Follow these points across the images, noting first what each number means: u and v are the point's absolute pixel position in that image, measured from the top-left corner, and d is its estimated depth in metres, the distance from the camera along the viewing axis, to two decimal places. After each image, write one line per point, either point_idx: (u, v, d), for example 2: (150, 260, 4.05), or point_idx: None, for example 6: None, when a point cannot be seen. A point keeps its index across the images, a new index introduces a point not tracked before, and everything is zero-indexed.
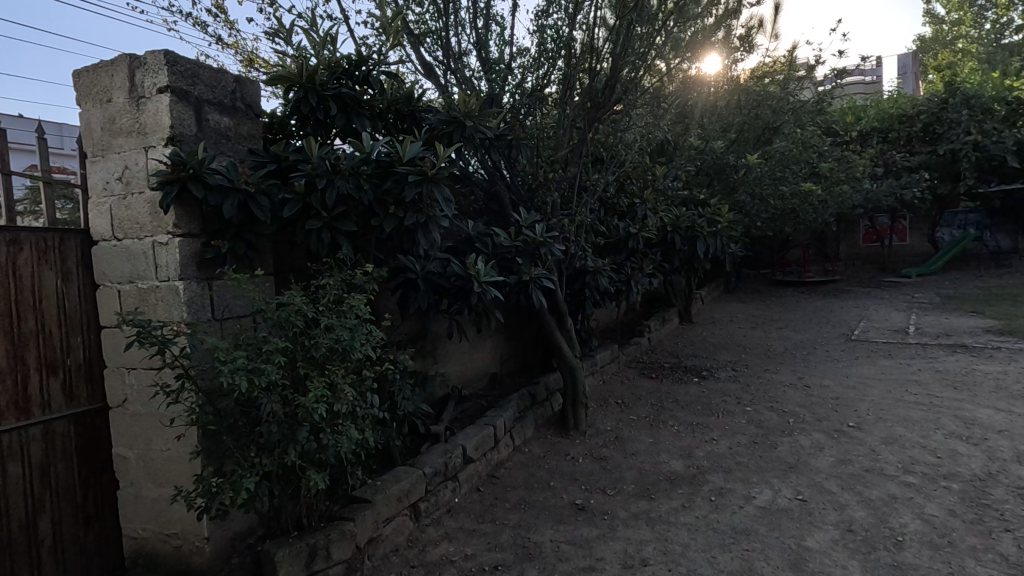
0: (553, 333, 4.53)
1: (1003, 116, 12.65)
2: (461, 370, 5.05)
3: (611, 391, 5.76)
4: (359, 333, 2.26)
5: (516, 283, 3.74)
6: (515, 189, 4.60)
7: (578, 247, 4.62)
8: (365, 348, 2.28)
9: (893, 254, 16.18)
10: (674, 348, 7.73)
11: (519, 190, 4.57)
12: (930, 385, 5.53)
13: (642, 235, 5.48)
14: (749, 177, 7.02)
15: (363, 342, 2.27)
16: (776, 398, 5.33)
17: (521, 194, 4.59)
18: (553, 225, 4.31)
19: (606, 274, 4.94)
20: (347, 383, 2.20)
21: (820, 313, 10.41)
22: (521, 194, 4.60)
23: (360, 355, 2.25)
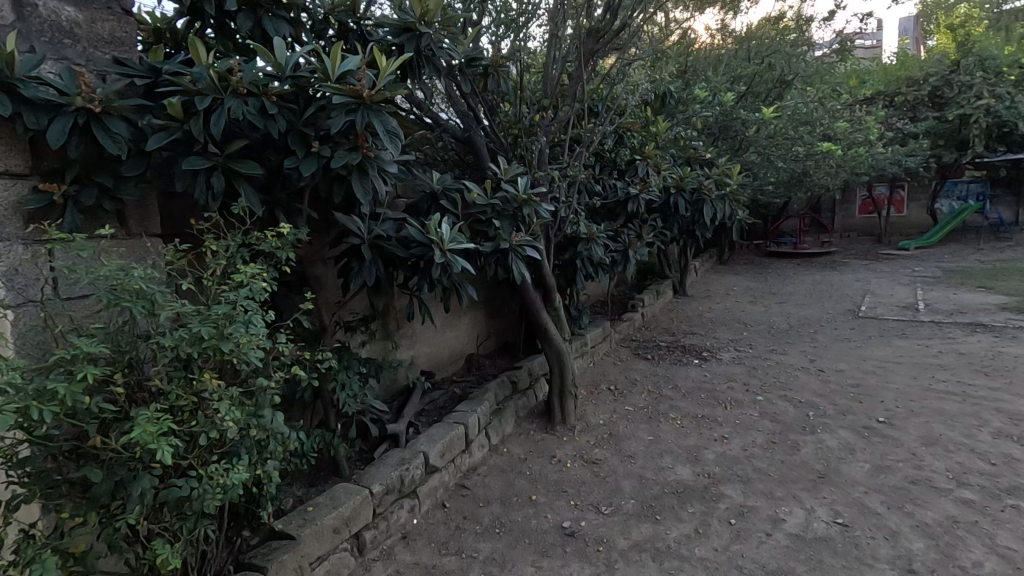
0: (538, 312, 3.80)
1: (1017, 79, 11.95)
2: (429, 353, 4.38)
3: (602, 376, 5.10)
4: (240, 328, 1.50)
5: (491, 252, 2.97)
6: (493, 139, 3.78)
7: (570, 211, 3.86)
8: (255, 350, 1.53)
9: (890, 226, 15.66)
10: (670, 324, 7.10)
11: (496, 140, 3.73)
12: (958, 370, 4.94)
13: (644, 198, 4.60)
14: (759, 136, 6.27)
15: (251, 342, 1.52)
16: (788, 386, 4.71)
17: (498, 145, 3.75)
18: (538, 183, 3.52)
19: (602, 242, 4.20)
20: (224, 404, 1.47)
21: (820, 287, 9.84)
22: (499, 145, 3.78)
23: (247, 361, 1.51)
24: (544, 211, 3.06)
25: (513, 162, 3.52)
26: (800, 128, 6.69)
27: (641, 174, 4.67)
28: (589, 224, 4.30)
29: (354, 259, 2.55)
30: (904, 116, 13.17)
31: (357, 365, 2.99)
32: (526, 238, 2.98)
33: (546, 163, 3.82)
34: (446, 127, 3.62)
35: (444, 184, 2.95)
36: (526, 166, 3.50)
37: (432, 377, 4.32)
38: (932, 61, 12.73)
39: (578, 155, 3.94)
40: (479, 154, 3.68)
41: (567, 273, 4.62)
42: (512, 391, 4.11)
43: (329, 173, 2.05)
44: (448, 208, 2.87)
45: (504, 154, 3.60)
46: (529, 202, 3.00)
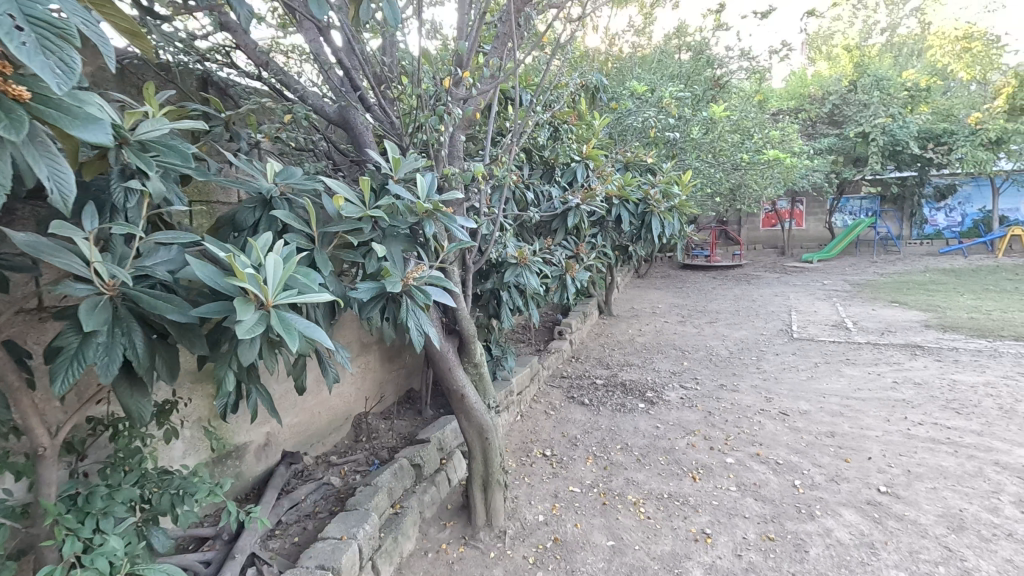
0: (452, 372, 2.64)
1: (905, 101, 12.54)
2: (290, 429, 3.17)
3: (533, 437, 4.01)
4: None
5: (369, 299, 1.75)
6: (382, 112, 2.50)
7: (494, 226, 2.72)
8: None
9: (792, 239, 16.10)
10: (601, 354, 6.18)
11: (389, 113, 2.47)
12: (926, 407, 4.39)
13: (587, 209, 3.54)
14: (699, 139, 5.51)
15: None
16: (757, 439, 3.88)
17: (395, 117, 2.44)
18: (455, 178, 2.27)
19: (536, 268, 3.11)
20: None
21: (742, 303, 9.46)
22: (395, 121, 2.50)
23: None
24: (462, 231, 1.86)
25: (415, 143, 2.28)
26: (737, 134, 6.08)
27: (580, 178, 3.66)
28: (519, 243, 3.20)
29: (69, 328, 1.25)
30: (807, 133, 13.49)
31: (125, 504, 1.67)
32: (431, 278, 1.79)
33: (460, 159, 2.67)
34: (307, 96, 2.34)
35: (290, 180, 1.69)
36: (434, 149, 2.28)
37: (298, 461, 3.12)
38: (831, 81, 13.13)
39: (510, 145, 2.78)
40: (361, 133, 2.40)
41: (488, 307, 3.49)
42: (413, 481, 2.94)
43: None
44: (288, 219, 1.61)
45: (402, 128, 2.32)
46: (438, 217, 1.80)
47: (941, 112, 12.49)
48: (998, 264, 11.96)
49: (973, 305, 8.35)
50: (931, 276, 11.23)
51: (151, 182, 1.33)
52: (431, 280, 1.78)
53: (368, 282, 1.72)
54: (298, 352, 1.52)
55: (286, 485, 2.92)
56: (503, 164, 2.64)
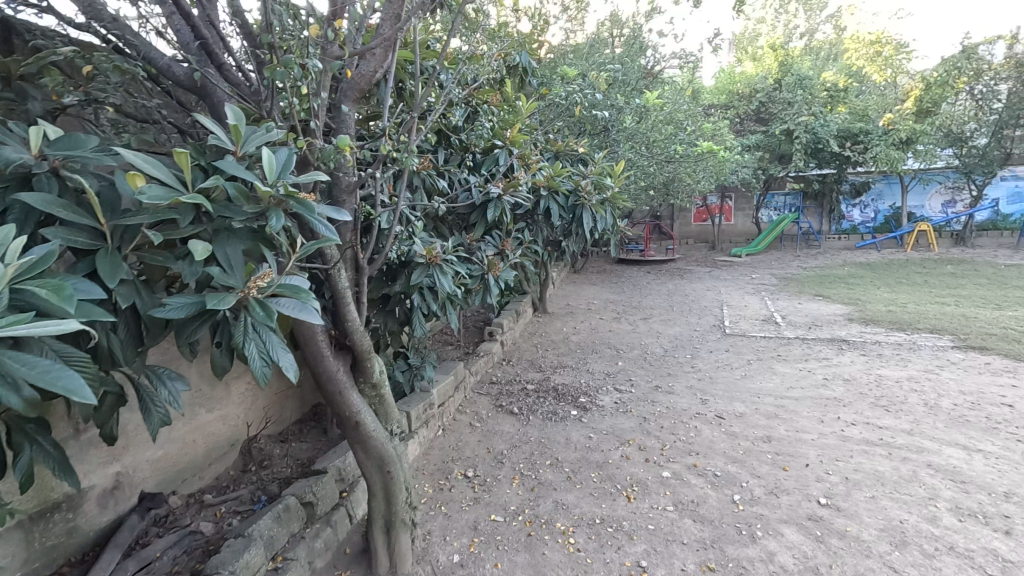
0: (346, 397, 2.18)
1: (825, 100, 13.02)
2: (151, 466, 2.60)
3: (454, 455, 3.59)
4: None
5: (187, 318, 1.26)
6: (234, 60, 1.88)
7: (393, 218, 2.28)
8: None
9: (721, 234, 16.48)
10: (534, 355, 5.85)
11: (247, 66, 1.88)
12: (857, 406, 4.33)
13: (510, 200, 3.15)
14: (632, 128, 5.24)
15: None
16: (693, 448, 3.64)
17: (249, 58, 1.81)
18: (331, 156, 1.79)
19: (450, 268, 2.68)
20: None
21: (676, 298, 9.43)
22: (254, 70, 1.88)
23: None
24: (328, 223, 1.40)
25: (281, 111, 1.79)
26: (671, 125, 5.88)
27: (503, 166, 3.26)
28: (430, 239, 2.76)
29: None
30: (736, 129, 13.74)
31: None
32: (281, 288, 1.32)
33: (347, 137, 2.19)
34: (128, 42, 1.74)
35: (60, 151, 1.19)
36: (306, 120, 1.80)
37: (160, 505, 2.56)
38: (758, 79, 13.42)
39: (413, 122, 2.33)
40: (207, 90, 1.81)
41: (397, 313, 3.03)
42: (303, 525, 2.46)
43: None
44: (49, 206, 1.11)
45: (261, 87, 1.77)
46: (290, 204, 1.33)
47: (857, 112, 13.03)
48: (907, 258, 12.66)
49: (889, 299, 8.68)
50: (850, 270, 11.71)
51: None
52: (281, 292, 1.31)
53: (184, 296, 1.23)
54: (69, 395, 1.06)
55: (140, 539, 2.37)
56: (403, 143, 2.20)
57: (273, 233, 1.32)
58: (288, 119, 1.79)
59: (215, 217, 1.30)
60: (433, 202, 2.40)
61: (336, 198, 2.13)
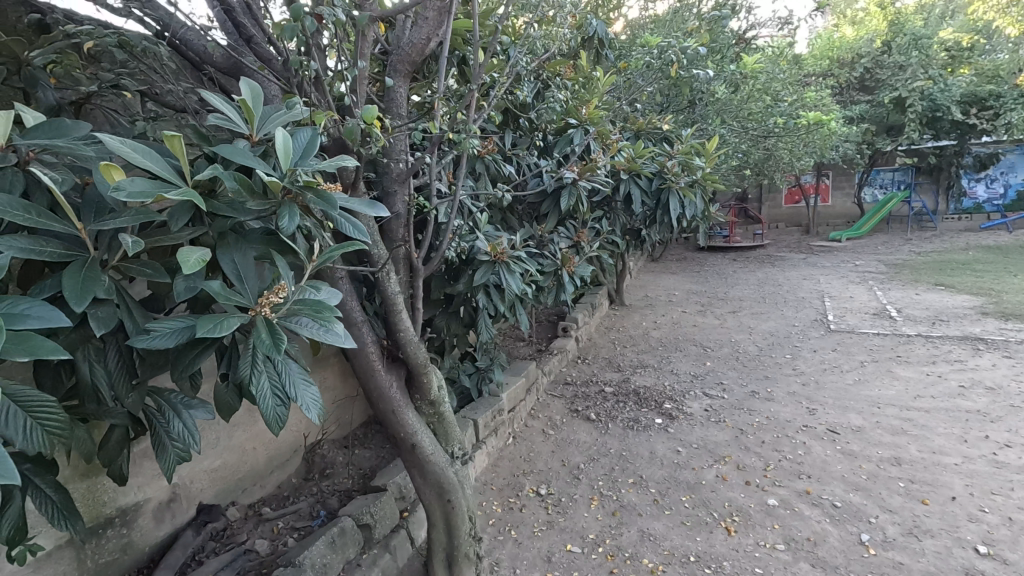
0: (400, 416, 1.91)
1: (945, 61, 11.41)
2: (209, 476, 2.49)
3: (526, 467, 3.28)
4: None
5: (184, 346, 1.00)
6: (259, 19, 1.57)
7: (452, 210, 1.97)
8: None
9: (817, 216, 15.06)
10: (612, 353, 5.42)
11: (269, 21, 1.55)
12: (1010, 423, 3.58)
13: (587, 186, 2.76)
14: (724, 100, 4.64)
15: None
16: (803, 470, 3.11)
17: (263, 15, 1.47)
18: (373, 137, 1.49)
19: (519, 266, 2.35)
20: None
21: (768, 288, 8.59)
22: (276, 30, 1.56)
23: None
24: (357, 219, 1.10)
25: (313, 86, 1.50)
26: (769, 94, 5.18)
27: (578, 146, 2.87)
28: (495, 233, 2.44)
29: None
30: (836, 99, 12.36)
31: None
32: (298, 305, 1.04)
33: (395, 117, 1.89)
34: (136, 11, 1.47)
35: (31, 139, 0.96)
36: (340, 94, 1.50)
37: (219, 518, 2.44)
38: (862, 41, 11.98)
39: (472, 96, 2.00)
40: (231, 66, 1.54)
41: (461, 314, 2.73)
42: (360, 551, 2.24)
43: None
44: (8, 208, 0.88)
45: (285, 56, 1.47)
46: (307, 197, 1.04)
47: (985, 72, 11.31)
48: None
49: None
50: (976, 254, 10.23)
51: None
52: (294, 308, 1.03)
53: (175, 319, 0.96)
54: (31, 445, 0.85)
55: (195, 556, 2.25)
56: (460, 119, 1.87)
57: (286, 236, 1.03)
58: (320, 95, 1.50)
59: (218, 217, 1.03)
60: (498, 188, 2.06)
61: (387, 189, 1.87)
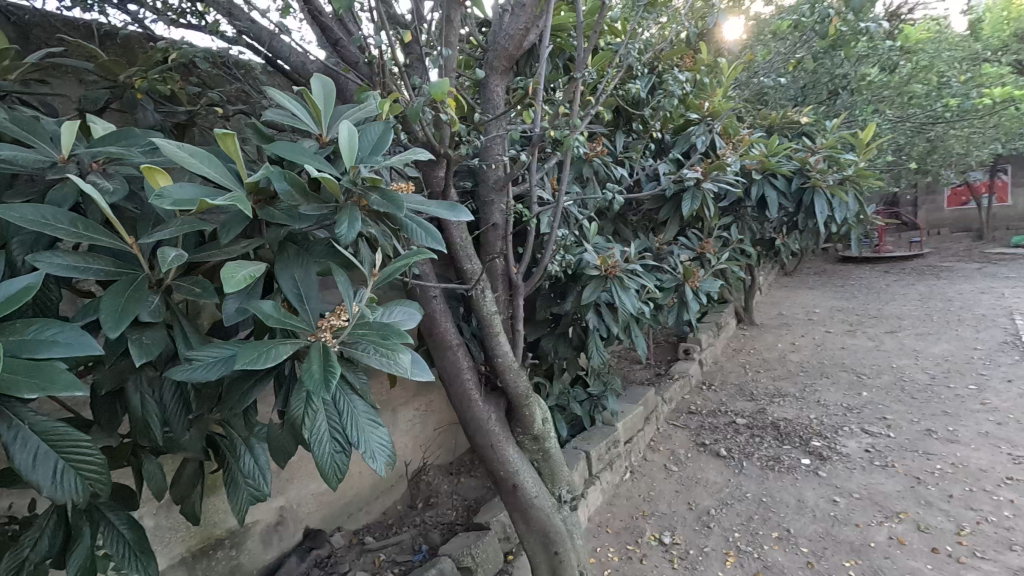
0: (500, 451, 1.70)
1: None
2: (315, 499, 2.43)
3: (646, 508, 2.90)
4: None
5: (236, 378, 0.86)
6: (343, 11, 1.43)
7: (556, 219, 1.73)
8: None
9: (992, 219, 12.77)
10: (743, 378, 4.82)
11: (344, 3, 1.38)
12: None
13: (714, 188, 2.38)
14: (877, 85, 3.96)
15: None
16: (1015, 539, 2.41)
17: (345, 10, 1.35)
18: (462, 135, 1.30)
19: (635, 282, 2.07)
20: None
21: (934, 304, 7.30)
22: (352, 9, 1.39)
23: None
24: (429, 223, 0.90)
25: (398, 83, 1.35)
26: (934, 75, 4.37)
27: (702, 145, 2.52)
28: (607, 244, 2.16)
29: None
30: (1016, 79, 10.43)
31: None
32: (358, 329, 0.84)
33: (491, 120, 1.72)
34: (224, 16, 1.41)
35: (91, 148, 0.87)
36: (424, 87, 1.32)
37: (323, 544, 2.37)
38: None
39: (576, 84, 1.73)
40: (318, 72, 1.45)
41: (570, 335, 2.47)
42: None
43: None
44: (53, 219, 0.79)
45: (370, 54, 1.34)
46: (370, 199, 0.86)
47: None
48: None
49: None
50: None
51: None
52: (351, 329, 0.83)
53: (222, 346, 0.82)
54: (60, 492, 0.73)
55: None
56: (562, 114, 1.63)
57: (345, 248, 0.85)
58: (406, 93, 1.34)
59: (273, 228, 0.87)
60: (609, 192, 1.79)
61: (484, 198, 1.70)
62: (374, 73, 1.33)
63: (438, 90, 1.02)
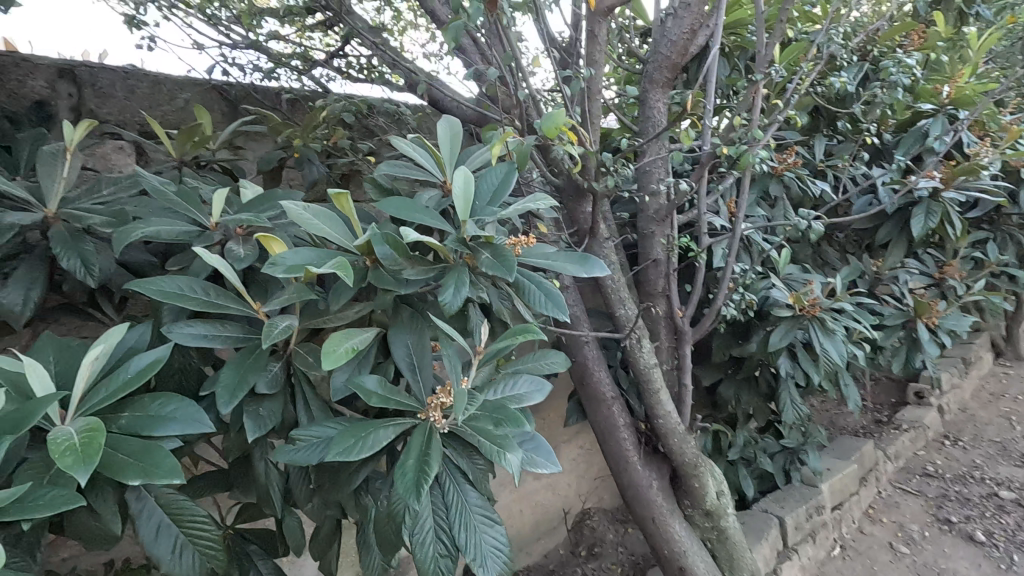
0: (665, 527, 1.44)
1: None
2: None
3: None
4: None
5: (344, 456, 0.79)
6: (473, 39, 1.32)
7: (732, 250, 1.44)
8: None
9: None
10: (1008, 434, 3.70)
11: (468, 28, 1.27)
12: None
13: (963, 198, 1.81)
14: None
15: None
16: None
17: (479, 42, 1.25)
18: (607, 168, 1.11)
19: (844, 325, 1.63)
20: None
21: None
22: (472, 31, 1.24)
23: None
24: (550, 284, 0.74)
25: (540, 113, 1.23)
26: None
27: (941, 144, 1.94)
28: (803, 276, 1.76)
29: None
30: None
31: None
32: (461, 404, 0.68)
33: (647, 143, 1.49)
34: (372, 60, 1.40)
35: (232, 215, 0.90)
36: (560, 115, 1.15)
37: None
38: None
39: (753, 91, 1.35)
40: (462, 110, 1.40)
41: (757, 381, 2.08)
42: None
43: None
44: (188, 290, 0.81)
45: (511, 86, 1.24)
46: (480, 258, 0.73)
47: None
48: None
49: None
50: None
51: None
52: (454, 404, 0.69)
53: (328, 424, 0.76)
54: (174, 569, 0.72)
55: None
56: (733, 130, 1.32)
57: (452, 317, 0.73)
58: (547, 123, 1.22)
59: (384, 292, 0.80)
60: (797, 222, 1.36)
61: (643, 230, 1.49)
62: (515, 105, 1.23)
63: (550, 125, 0.84)
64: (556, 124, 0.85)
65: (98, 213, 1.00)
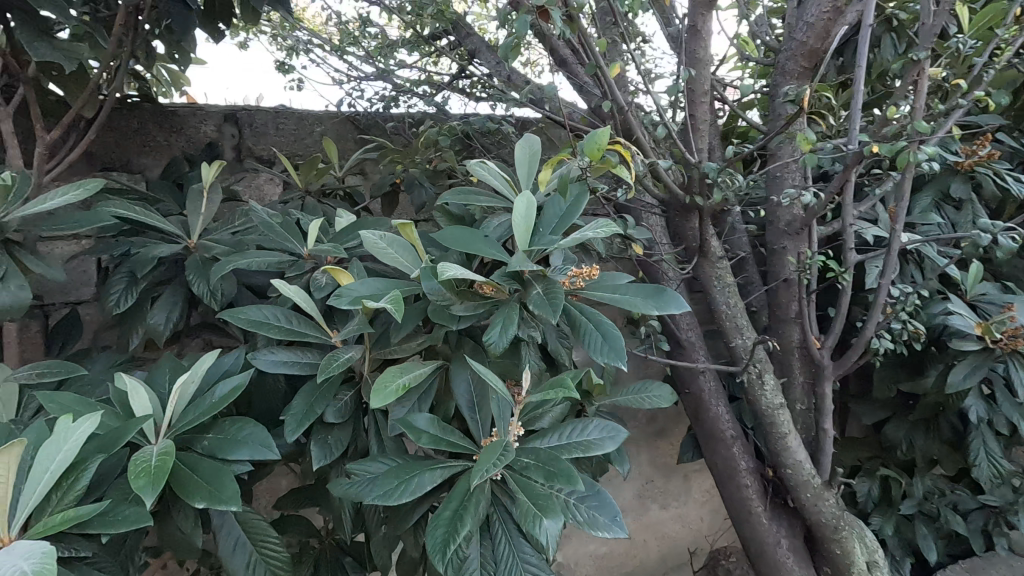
0: None
1: None
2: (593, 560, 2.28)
3: None
4: None
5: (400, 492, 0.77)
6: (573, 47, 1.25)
7: (890, 268, 1.15)
8: None
9: None
10: None
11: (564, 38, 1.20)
12: None
13: None
14: None
15: None
16: None
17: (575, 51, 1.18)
18: (711, 180, 0.98)
19: None
20: None
21: None
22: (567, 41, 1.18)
23: None
24: (609, 324, 0.64)
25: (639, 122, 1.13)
26: None
27: None
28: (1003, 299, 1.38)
29: None
30: None
31: None
32: (487, 463, 0.62)
33: (777, 144, 1.29)
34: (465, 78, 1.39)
35: (317, 247, 0.95)
36: (655, 123, 1.04)
37: None
38: None
39: (917, 73, 1.05)
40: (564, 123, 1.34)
41: (938, 425, 1.69)
42: None
43: (4, 103, 1.08)
44: (273, 319, 0.86)
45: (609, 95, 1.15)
46: (531, 294, 0.66)
47: None
48: None
49: None
50: None
51: (41, 265, 0.87)
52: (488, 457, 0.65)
53: (382, 459, 0.75)
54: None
55: None
56: (886, 124, 1.07)
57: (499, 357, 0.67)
58: (647, 132, 1.11)
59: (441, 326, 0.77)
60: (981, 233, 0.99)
61: (773, 245, 1.31)
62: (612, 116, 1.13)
63: (597, 143, 0.77)
64: (603, 142, 0.78)
65: (223, 243, 1.13)
